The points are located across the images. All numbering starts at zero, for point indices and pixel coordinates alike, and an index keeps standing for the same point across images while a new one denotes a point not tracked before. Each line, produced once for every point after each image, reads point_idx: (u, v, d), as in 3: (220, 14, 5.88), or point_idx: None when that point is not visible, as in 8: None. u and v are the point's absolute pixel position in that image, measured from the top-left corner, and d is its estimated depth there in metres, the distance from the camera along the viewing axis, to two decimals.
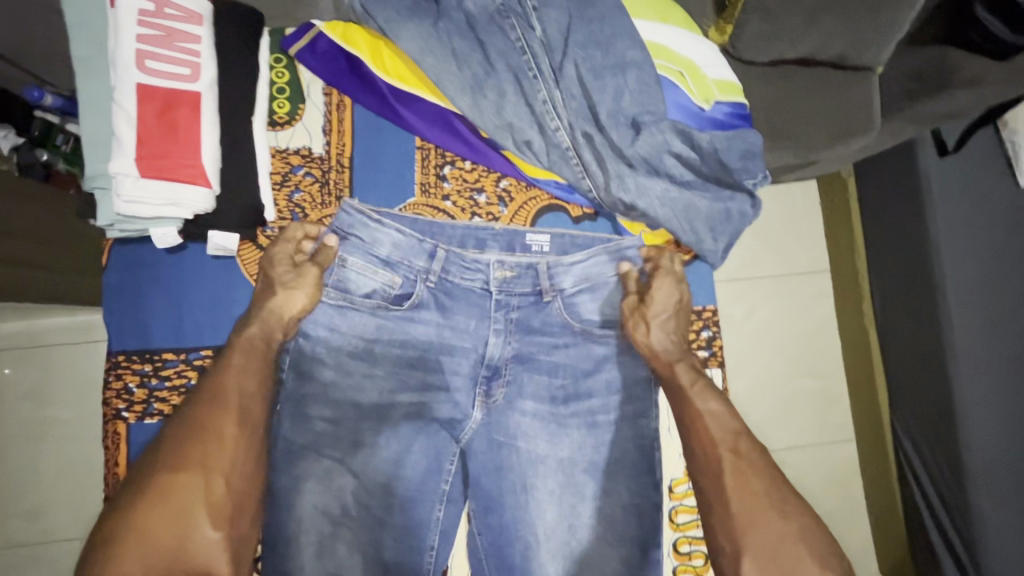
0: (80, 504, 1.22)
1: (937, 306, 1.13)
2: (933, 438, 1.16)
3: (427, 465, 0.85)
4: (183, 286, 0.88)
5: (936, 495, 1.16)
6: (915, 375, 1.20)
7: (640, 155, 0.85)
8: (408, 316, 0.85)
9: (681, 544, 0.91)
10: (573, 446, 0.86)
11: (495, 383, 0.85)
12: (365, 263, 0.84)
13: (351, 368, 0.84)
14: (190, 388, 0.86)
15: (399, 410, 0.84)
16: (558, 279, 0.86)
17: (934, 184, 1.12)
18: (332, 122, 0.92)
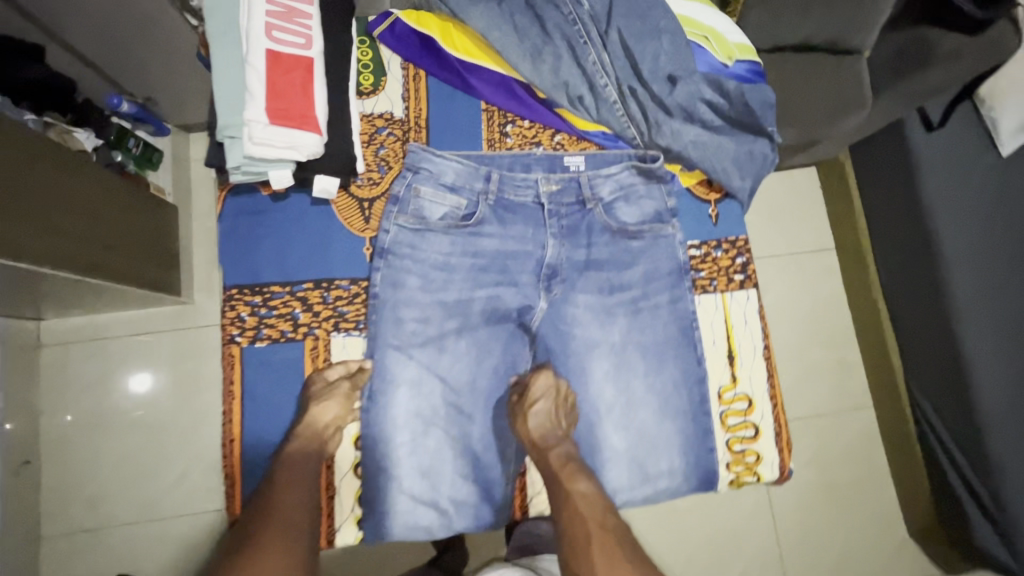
0: (141, 487, 1.27)
1: (938, 263, 1.21)
2: (945, 390, 1.23)
3: (504, 367, 0.93)
4: (288, 232, 0.99)
5: (953, 445, 1.22)
6: (924, 333, 1.26)
7: (676, 103, 0.95)
8: (476, 233, 0.91)
9: (732, 443, 0.96)
10: (621, 328, 0.94)
11: (554, 282, 0.93)
12: (436, 195, 0.90)
13: (429, 287, 0.91)
14: (297, 316, 0.97)
15: (479, 317, 0.92)
16: (598, 189, 0.94)
17: (923, 153, 1.23)
18: (410, 92, 1.03)
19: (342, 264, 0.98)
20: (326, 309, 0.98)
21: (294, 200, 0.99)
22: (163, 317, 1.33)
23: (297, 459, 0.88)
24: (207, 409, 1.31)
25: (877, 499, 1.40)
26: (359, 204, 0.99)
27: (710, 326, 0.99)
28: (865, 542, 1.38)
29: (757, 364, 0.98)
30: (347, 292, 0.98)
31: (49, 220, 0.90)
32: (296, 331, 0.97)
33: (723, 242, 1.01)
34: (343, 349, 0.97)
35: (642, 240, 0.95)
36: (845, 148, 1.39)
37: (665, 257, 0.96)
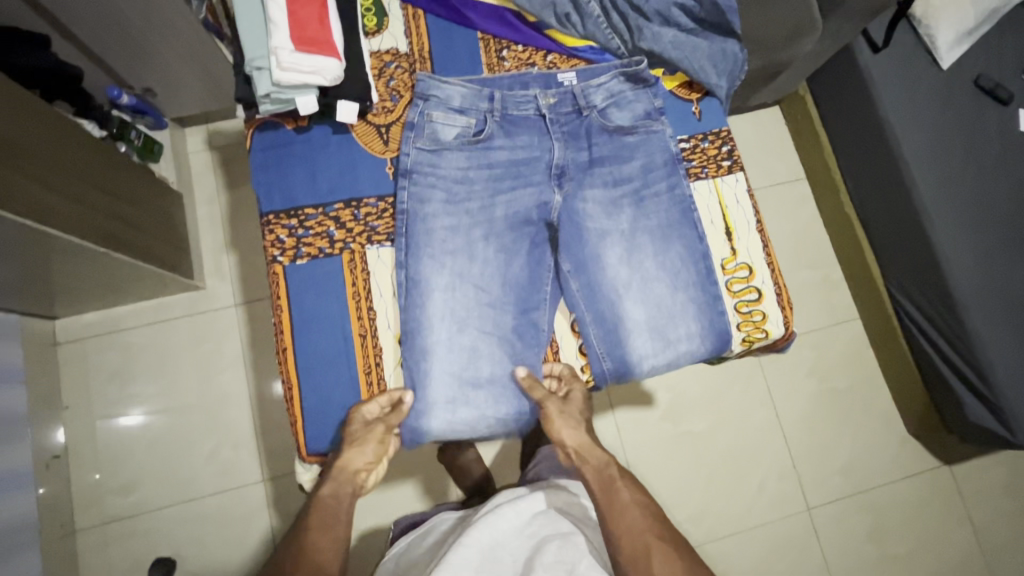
0: (173, 472, 1.29)
1: (902, 169, 1.32)
2: (924, 285, 1.32)
3: (530, 275, 0.90)
4: (313, 153, 0.87)
5: (937, 335, 1.31)
6: (899, 234, 1.36)
7: (654, 9, 0.93)
8: (486, 147, 0.90)
9: (741, 305, 0.92)
10: (631, 221, 0.92)
11: (565, 179, 0.91)
12: (446, 115, 0.89)
13: (449, 204, 0.88)
14: (332, 234, 0.86)
15: (502, 222, 0.89)
16: (592, 96, 0.92)
17: (875, 70, 1.34)
18: (411, 28, 0.95)
19: (370, 178, 0.88)
20: (360, 226, 0.86)
21: (317, 129, 0.88)
22: (177, 304, 1.36)
23: (326, 506, 0.77)
24: (229, 389, 1.34)
25: (876, 403, 1.49)
26: (376, 131, 0.89)
27: (706, 205, 0.95)
28: (868, 444, 1.47)
29: (755, 238, 0.94)
30: (377, 208, 0.88)
31: (70, 191, 0.96)
32: (332, 249, 0.85)
33: (709, 132, 0.96)
34: (378, 262, 0.87)
35: (635, 137, 0.94)
36: (803, 81, 1.51)
37: (660, 148, 0.93)
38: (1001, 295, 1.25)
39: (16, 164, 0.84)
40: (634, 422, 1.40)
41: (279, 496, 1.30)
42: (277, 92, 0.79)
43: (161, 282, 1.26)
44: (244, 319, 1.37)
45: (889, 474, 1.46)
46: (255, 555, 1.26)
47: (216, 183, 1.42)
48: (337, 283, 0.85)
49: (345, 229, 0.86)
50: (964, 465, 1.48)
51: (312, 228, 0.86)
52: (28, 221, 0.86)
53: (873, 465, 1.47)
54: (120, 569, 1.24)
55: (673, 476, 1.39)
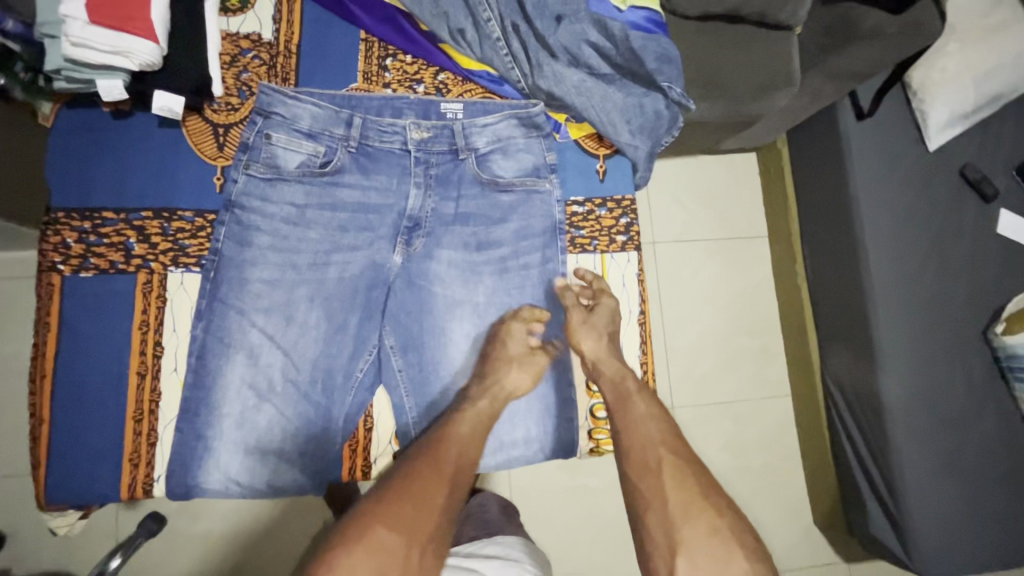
0: (13, 445, 1.17)
1: (858, 253, 1.20)
2: (856, 382, 1.23)
3: (352, 342, 0.86)
4: (128, 156, 0.85)
5: (859, 437, 1.22)
6: (842, 321, 1.26)
7: (561, 44, 0.86)
8: (334, 182, 0.85)
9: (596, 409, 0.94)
10: (487, 291, 0.89)
11: (415, 234, 0.87)
12: (290, 139, 0.84)
13: (276, 240, 0.84)
14: (129, 246, 0.82)
15: (335, 270, 0.85)
16: (472, 137, 0.87)
17: (853, 139, 1.21)
18: (281, 13, 0.91)
19: (187, 192, 0.84)
20: (164, 241, 0.83)
21: (137, 118, 0.85)
22: None
23: (469, 427, 0.80)
24: None
25: (788, 487, 1.41)
26: (212, 129, 0.86)
27: (584, 283, 0.93)
28: (771, 529, 1.39)
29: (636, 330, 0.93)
30: (190, 224, 0.84)
31: None
32: (126, 264, 0.82)
33: (610, 199, 0.92)
34: (180, 289, 0.83)
35: (510, 195, 0.90)
36: (781, 134, 1.38)
37: (541, 213, 0.90)
38: (932, 410, 1.15)
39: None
40: (529, 467, 1.31)
41: None
42: (75, 68, 0.75)
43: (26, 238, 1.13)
44: None
45: (788, 563, 1.39)
46: (94, 547, 1.17)
47: None
48: (123, 301, 0.82)
49: (146, 242, 0.83)
50: (865, 565, 1.41)
51: (106, 237, 0.82)
52: None
53: (773, 552, 1.39)
54: None
55: (559, 531, 1.31)
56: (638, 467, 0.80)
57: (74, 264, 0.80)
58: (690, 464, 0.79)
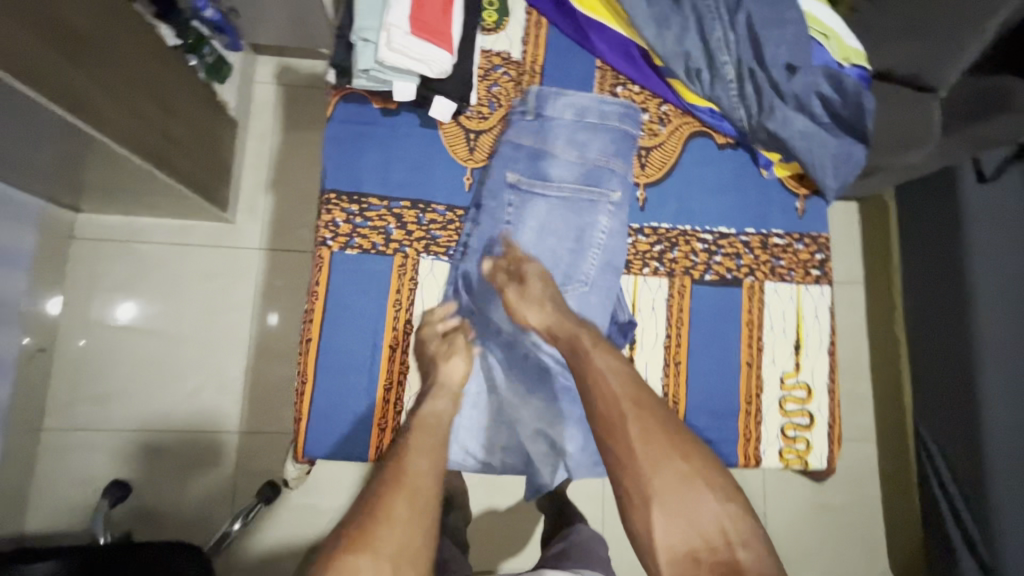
0: (151, 397, 1.25)
1: (969, 312, 1.24)
2: (954, 434, 1.26)
3: (517, 366, 0.83)
4: (396, 144, 0.82)
5: (955, 487, 1.25)
6: (942, 374, 1.30)
7: (793, 91, 0.78)
8: (515, 191, 0.81)
9: (788, 427, 0.80)
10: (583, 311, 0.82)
11: (576, 275, 0.82)
12: (566, 145, 0.83)
13: (533, 244, 0.81)
14: (389, 231, 0.80)
15: (501, 290, 0.81)
16: (599, 148, 0.83)
17: (972, 202, 1.26)
18: (530, 36, 0.88)
19: (445, 186, 0.83)
20: (418, 230, 0.81)
21: (403, 116, 0.83)
22: (201, 231, 1.32)
23: (426, 438, 0.77)
24: (232, 333, 1.30)
25: (867, 529, 1.45)
26: (466, 134, 0.83)
27: (773, 313, 0.82)
28: (847, 567, 1.43)
29: (825, 357, 0.81)
30: (443, 217, 0.82)
31: (123, 97, 0.90)
32: (385, 247, 0.80)
33: (808, 235, 0.83)
34: (430, 274, 0.81)
35: (593, 196, 0.83)
36: (891, 189, 1.44)
37: (609, 217, 0.82)
38: None
39: (74, 55, 0.78)
40: None
41: (250, 451, 1.26)
42: (379, 69, 0.77)
43: (194, 207, 1.22)
44: (266, 266, 1.32)
45: None
46: (212, 504, 1.23)
47: (273, 120, 1.37)
48: (381, 282, 0.80)
49: (403, 229, 0.81)
50: None
51: (370, 219, 0.81)
52: (81, 123, 0.81)
53: None
54: (75, 479, 1.21)
55: None
56: (606, 429, 0.76)
57: (342, 240, 0.79)
58: (654, 417, 0.76)
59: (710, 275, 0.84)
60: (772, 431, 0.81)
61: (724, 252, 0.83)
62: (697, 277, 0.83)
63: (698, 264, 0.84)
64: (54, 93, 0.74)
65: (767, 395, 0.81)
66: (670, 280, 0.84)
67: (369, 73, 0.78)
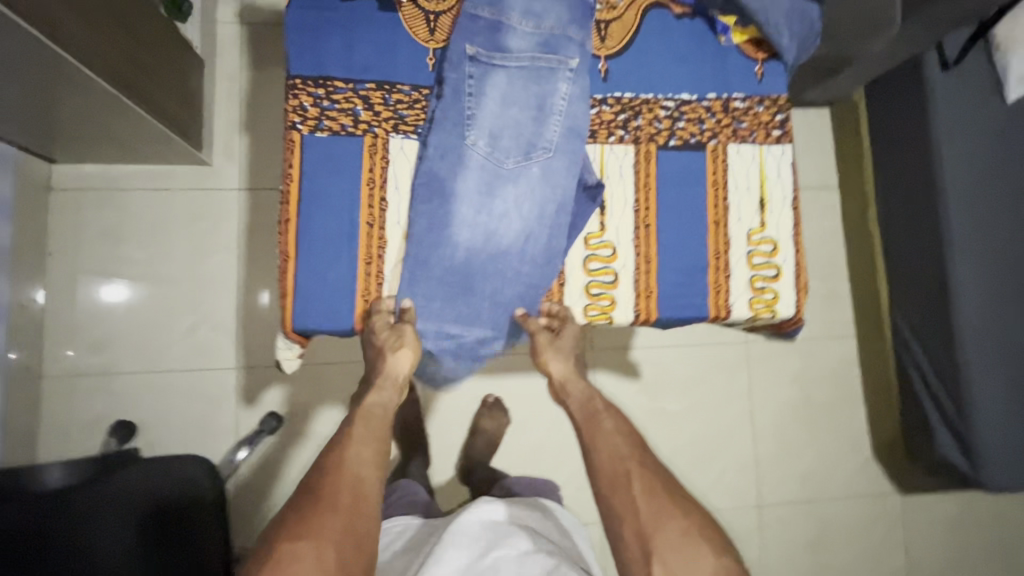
0: (147, 340, 1.28)
1: (940, 198, 1.27)
2: (928, 316, 1.32)
3: (480, 251, 0.76)
4: (357, 21, 0.75)
5: (929, 368, 1.32)
6: (915, 262, 1.35)
7: None
8: (469, 65, 0.73)
9: (755, 280, 0.80)
10: (552, 187, 0.76)
11: (538, 149, 0.75)
12: (523, 15, 0.74)
13: (495, 117, 0.74)
14: (358, 113, 0.74)
15: (462, 171, 0.74)
16: (555, 15, 0.75)
17: (939, 90, 1.28)
18: None
19: (411, 62, 0.76)
20: (387, 111, 0.74)
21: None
22: (179, 175, 1.32)
23: (371, 412, 0.85)
24: (221, 274, 1.31)
25: (849, 420, 1.52)
26: (426, 16, 0.76)
27: (740, 169, 0.80)
28: (831, 457, 1.50)
29: (792, 209, 0.81)
30: (410, 97, 0.76)
31: (92, 22, 0.89)
32: (354, 129, 0.74)
33: (768, 96, 0.81)
34: (401, 154, 0.75)
35: (554, 64, 0.75)
36: (861, 88, 1.46)
37: (570, 86, 0.75)
38: (1003, 342, 1.24)
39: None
40: (611, 387, 1.41)
41: (250, 386, 1.29)
42: None
43: (170, 147, 1.22)
44: (246, 207, 1.33)
45: (847, 490, 1.49)
46: (218, 439, 1.27)
47: (240, 60, 1.37)
48: (353, 166, 0.74)
49: (371, 110, 0.75)
50: (918, 498, 1.51)
51: (337, 101, 0.74)
52: (50, 42, 0.80)
53: (833, 477, 1.49)
54: (80, 422, 1.24)
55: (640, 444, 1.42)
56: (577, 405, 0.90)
57: (311, 123, 0.73)
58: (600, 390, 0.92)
59: (674, 140, 0.79)
60: (739, 283, 0.79)
61: (686, 118, 0.80)
62: (662, 143, 0.79)
63: (662, 131, 0.80)
64: (24, 6, 0.74)
65: (735, 249, 0.80)
66: (636, 147, 0.79)
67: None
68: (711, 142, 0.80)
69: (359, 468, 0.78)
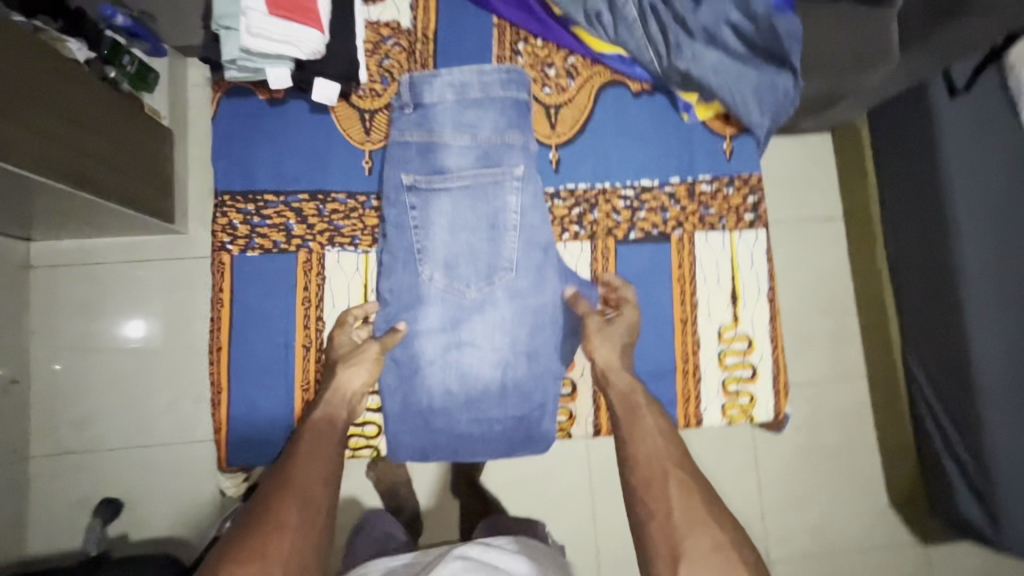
0: (128, 415, 1.27)
1: (949, 235, 1.18)
2: (942, 361, 1.22)
3: (464, 353, 1.02)
4: (285, 142, 1.06)
5: (945, 416, 1.22)
6: (924, 302, 1.25)
7: (700, 25, 0.94)
8: (426, 195, 1.00)
9: (728, 382, 1.04)
10: (512, 287, 1.02)
11: (496, 267, 1.01)
12: (456, 129, 1.01)
13: (448, 243, 1.00)
14: (289, 227, 1.04)
15: (437, 288, 1.01)
16: (479, 131, 1.01)
17: (946, 116, 1.19)
18: (418, 3, 1.07)
19: (338, 175, 1.05)
20: (321, 222, 1.05)
21: (292, 104, 1.06)
22: (155, 246, 1.31)
23: (319, 430, 0.89)
24: (201, 344, 1.30)
25: (863, 467, 1.42)
26: (359, 115, 1.05)
27: (709, 271, 1.06)
28: (845, 508, 1.41)
29: (764, 306, 1.05)
30: (343, 206, 1.04)
31: (33, 120, 0.86)
32: (287, 244, 1.04)
33: (736, 176, 1.06)
34: (337, 264, 1.04)
35: (497, 175, 1.00)
36: (865, 113, 1.37)
37: (504, 195, 1.00)
38: None
39: None
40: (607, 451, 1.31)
41: None
42: (248, 58, 0.93)
43: (140, 224, 1.20)
44: None
45: (863, 542, 1.41)
46: (203, 510, 1.26)
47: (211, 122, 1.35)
48: (288, 275, 1.04)
49: (304, 223, 1.04)
50: (942, 548, 1.41)
51: (269, 218, 1.04)
52: None
53: (847, 530, 1.41)
54: (68, 501, 1.24)
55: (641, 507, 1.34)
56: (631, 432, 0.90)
57: (242, 244, 1.03)
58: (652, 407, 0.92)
59: (636, 233, 1.06)
60: (714, 384, 1.04)
61: (648, 206, 1.06)
62: (621, 236, 1.06)
63: (621, 224, 1.07)
64: None
65: (709, 349, 1.05)
66: (591, 241, 1.06)
67: (238, 64, 0.94)
68: (677, 231, 1.06)
69: (313, 475, 0.83)
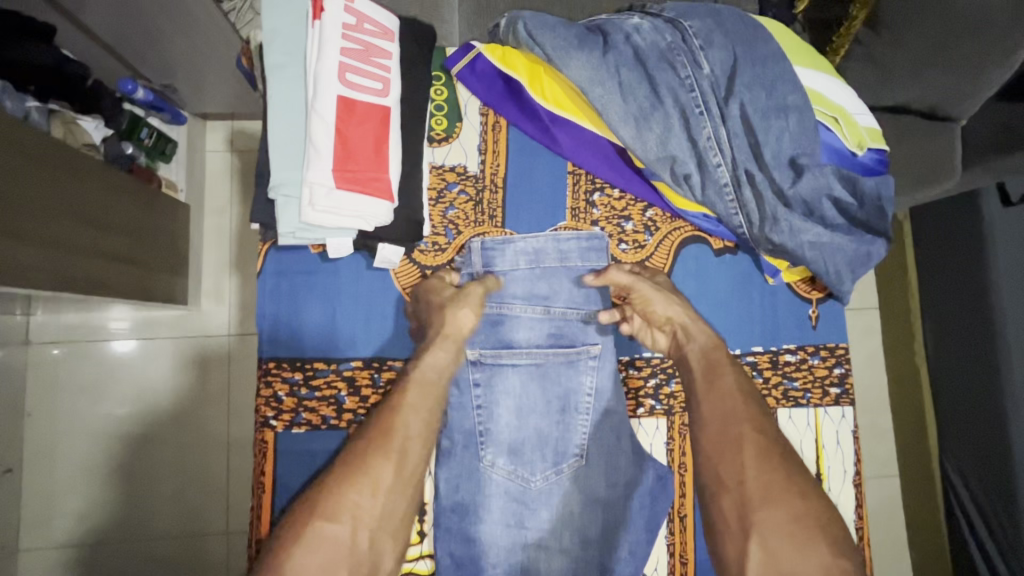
0: (129, 506, 1.19)
1: (998, 348, 1.17)
2: (986, 475, 1.18)
3: (526, 550, 0.86)
4: (337, 292, 0.90)
5: (985, 530, 1.17)
6: (967, 410, 1.22)
7: (799, 197, 0.84)
8: (492, 368, 0.88)
9: None
10: (580, 475, 0.88)
11: (565, 451, 0.88)
12: (528, 301, 0.90)
13: (513, 425, 0.88)
14: (340, 400, 0.88)
15: (499, 477, 0.87)
16: (553, 301, 0.91)
17: (997, 227, 1.18)
18: (487, 144, 0.94)
19: (395, 339, 0.90)
20: (376, 394, 0.88)
21: (348, 261, 0.90)
22: (165, 323, 1.23)
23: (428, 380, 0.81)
24: (211, 431, 1.22)
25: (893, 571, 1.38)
26: (421, 272, 0.92)
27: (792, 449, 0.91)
28: None
29: (850, 494, 0.90)
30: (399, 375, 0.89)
31: (48, 231, 0.79)
32: (338, 419, 0.88)
33: (823, 346, 0.94)
34: None
35: (571, 351, 0.90)
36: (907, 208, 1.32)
37: (580, 374, 0.90)
38: None
39: None
40: None
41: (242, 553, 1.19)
42: (308, 229, 0.81)
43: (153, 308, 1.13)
44: (237, 355, 1.24)
45: None
46: None
47: (230, 191, 1.27)
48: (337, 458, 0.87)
49: (356, 394, 0.88)
50: None
51: (317, 388, 0.88)
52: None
53: None
54: None
55: None
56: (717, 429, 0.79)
57: (288, 420, 0.87)
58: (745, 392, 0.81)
59: None
60: None
61: None
62: None
63: None
64: None
65: None
66: (666, 419, 0.94)
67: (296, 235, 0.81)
68: None
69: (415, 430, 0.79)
